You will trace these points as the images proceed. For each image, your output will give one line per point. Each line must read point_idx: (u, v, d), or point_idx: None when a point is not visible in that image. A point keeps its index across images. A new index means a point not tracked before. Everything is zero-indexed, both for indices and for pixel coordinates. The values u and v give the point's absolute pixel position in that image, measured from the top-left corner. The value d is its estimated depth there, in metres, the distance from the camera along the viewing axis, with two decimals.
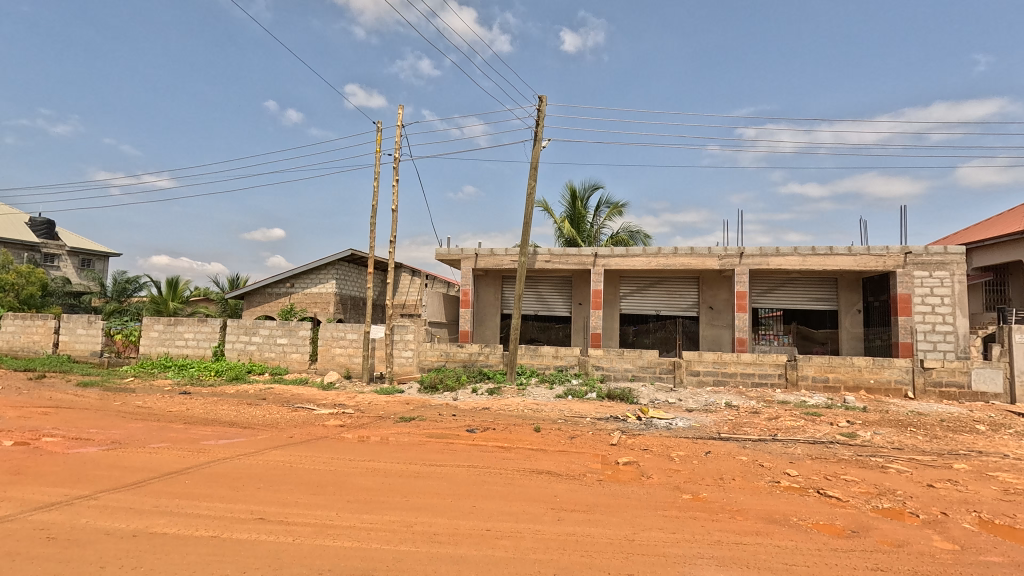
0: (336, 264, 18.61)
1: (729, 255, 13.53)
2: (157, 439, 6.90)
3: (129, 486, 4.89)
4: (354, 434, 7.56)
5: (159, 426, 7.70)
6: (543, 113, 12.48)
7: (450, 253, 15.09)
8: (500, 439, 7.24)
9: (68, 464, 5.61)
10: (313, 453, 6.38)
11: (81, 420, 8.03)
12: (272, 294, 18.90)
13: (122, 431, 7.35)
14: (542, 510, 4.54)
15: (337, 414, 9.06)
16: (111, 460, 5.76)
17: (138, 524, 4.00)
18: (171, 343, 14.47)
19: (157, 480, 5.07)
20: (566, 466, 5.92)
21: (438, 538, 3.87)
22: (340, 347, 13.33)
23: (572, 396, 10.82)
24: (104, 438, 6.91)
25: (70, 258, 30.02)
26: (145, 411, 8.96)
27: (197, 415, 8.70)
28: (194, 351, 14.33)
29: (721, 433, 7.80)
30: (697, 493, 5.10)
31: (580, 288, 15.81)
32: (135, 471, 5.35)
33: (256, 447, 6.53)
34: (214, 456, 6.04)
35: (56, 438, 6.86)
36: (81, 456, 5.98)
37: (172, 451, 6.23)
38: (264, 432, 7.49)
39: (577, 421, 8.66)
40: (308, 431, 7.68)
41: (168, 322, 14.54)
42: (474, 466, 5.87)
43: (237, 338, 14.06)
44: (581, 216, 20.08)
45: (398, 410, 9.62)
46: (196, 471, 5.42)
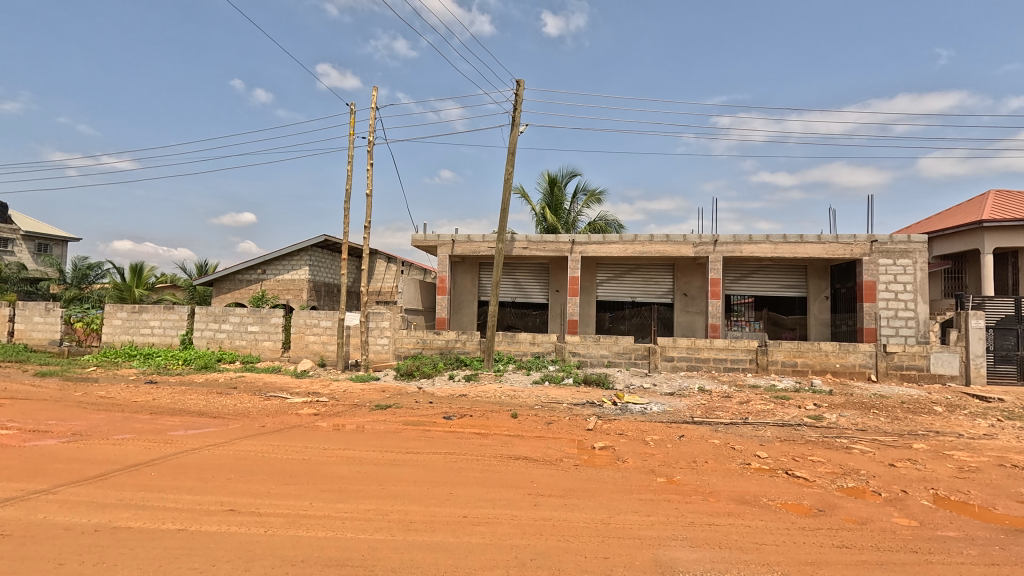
0: (309, 251, 18.19)
1: (704, 243, 13.73)
2: (121, 430, 6.67)
3: (91, 479, 4.70)
4: (329, 422, 7.46)
5: (123, 417, 7.45)
6: (520, 97, 12.34)
7: (426, 239, 14.87)
8: (478, 425, 7.22)
9: (24, 457, 5.37)
10: (286, 442, 6.28)
11: (39, 411, 7.70)
12: (242, 281, 18.38)
13: (84, 421, 7.10)
14: (519, 495, 4.56)
15: (311, 402, 8.90)
16: (72, 453, 5.53)
17: (101, 518, 3.85)
18: (136, 331, 13.99)
19: (121, 473, 4.90)
20: (543, 452, 5.95)
21: (414, 526, 3.84)
22: (314, 334, 13.10)
23: (549, 382, 10.92)
24: (65, 429, 6.65)
25: (25, 242, 28.69)
26: (108, 401, 8.66)
27: (164, 405, 8.45)
28: (161, 339, 13.88)
29: (694, 417, 7.97)
30: (671, 475, 5.20)
31: (557, 275, 15.88)
32: (98, 463, 5.16)
33: (227, 437, 6.38)
34: (182, 447, 5.87)
35: (10, 430, 6.56)
36: (40, 448, 5.74)
37: (138, 442, 6.04)
38: (235, 422, 7.32)
39: (554, 406, 8.73)
40: (280, 420, 7.53)
41: (132, 309, 14.02)
42: (451, 453, 5.85)
43: (206, 326, 13.67)
44: (559, 203, 20.10)
45: (374, 397, 9.51)
46: (162, 463, 5.27)
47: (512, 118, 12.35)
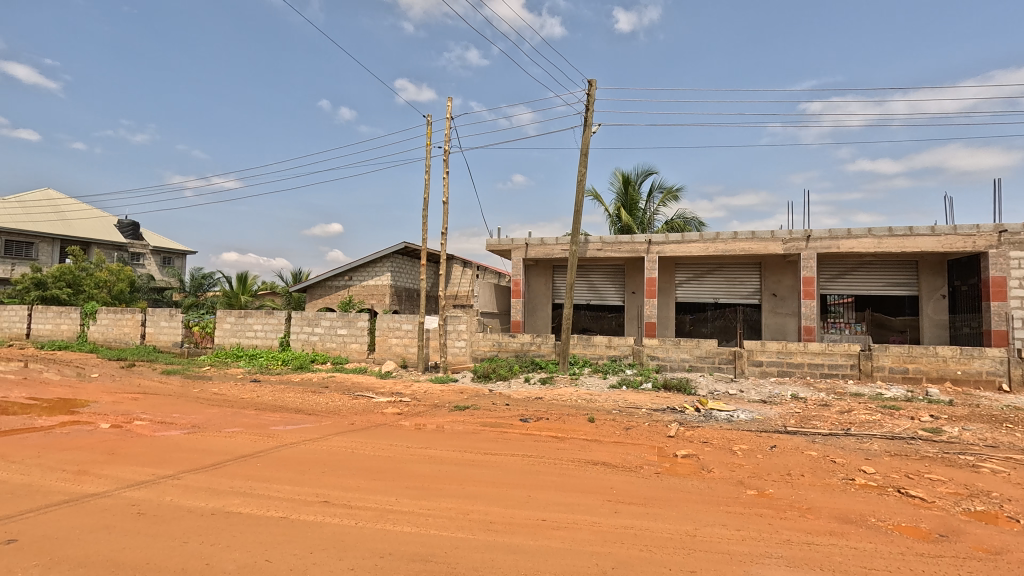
0: (390, 258, 19.12)
1: (794, 239, 12.76)
2: (231, 424, 7.38)
3: (208, 467, 5.24)
4: (411, 422, 7.77)
5: (233, 412, 8.24)
6: (593, 97, 12.19)
7: (500, 244, 15.10)
8: (554, 429, 7.20)
9: (155, 445, 6.10)
10: (373, 439, 6.62)
11: (165, 405, 8.72)
12: (332, 287, 19.69)
13: (201, 415, 7.95)
14: (597, 501, 4.48)
15: (395, 402, 9.33)
16: (192, 443, 6.20)
17: (216, 503, 4.28)
18: (242, 334, 15.42)
19: (232, 463, 5.41)
20: (622, 458, 5.80)
21: (493, 527, 3.89)
22: (396, 337, 13.74)
23: (626, 387, 10.63)
24: (186, 421, 7.47)
25: (153, 256, 32.73)
26: (221, 397, 9.63)
27: (267, 402, 9.26)
28: (263, 341, 15.20)
29: (787, 426, 7.41)
30: (762, 488, 4.85)
31: (633, 276, 15.47)
32: (213, 453, 5.74)
33: (320, 433, 6.86)
34: (282, 441, 6.38)
35: (144, 421, 7.49)
36: (167, 438, 6.49)
37: (246, 435, 6.65)
38: (327, 419, 7.85)
39: (632, 412, 8.50)
40: (367, 418, 7.96)
41: (239, 314, 15.47)
42: (529, 456, 5.87)
43: (301, 329, 14.78)
44: (634, 202, 19.60)
45: (453, 398, 9.78)
46: (266, 455, 5.75)
47: (585, 119, 12.23)
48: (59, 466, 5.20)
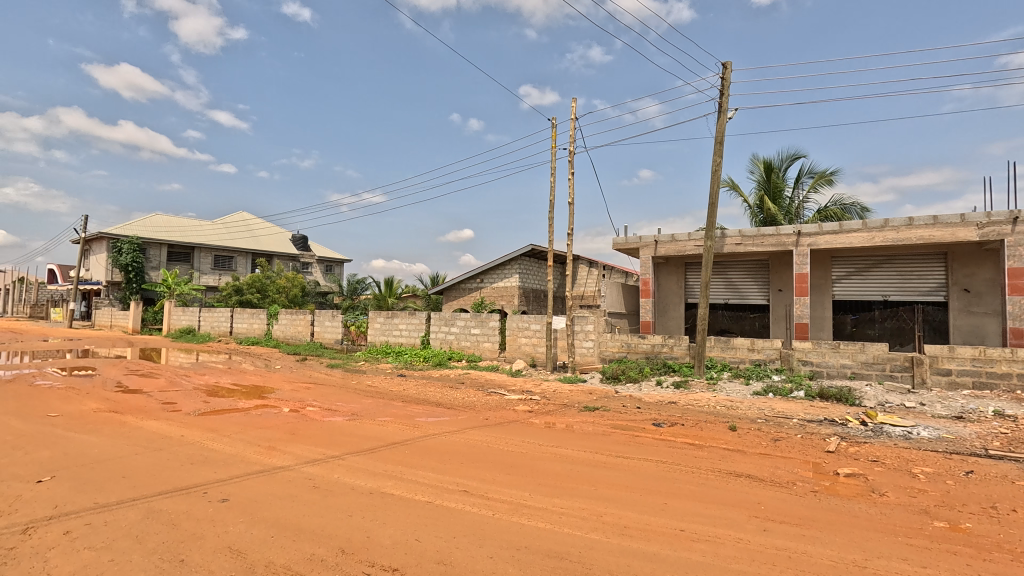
0: (518, 260, 19.72)
1: (995, 222, 10.50)
2: (383, 413, 8.22)
3: (366, 451, 5.90)
4: (542, 420, 7.93)
5: (384, 403, 9.18)
6: (729, 80, 11.31)
7: (627, 242, 14.72)
8: (690, 435, 6.82)
9: (324, 429, 7.04)
10: (507, 435, 6.88)
11: (331, 394, 10.02)
12: (465, 289, 20.89)
13: (359, 404, 8.99)
14: (742, 516, 4.14)
15: (526, 400, 9.60)
16: (353, 429, 7.04)
17: (374, 483, 4.81)
18: (390, 333, 17.08)
19: (385, 448, 6.03)
20: (771, 472, 5.29)
21: (628, 532, 3.81)
22: (525, 337, 14.13)
23: (773, 394, 9.65)
24: (348, 409, 8.51)
25: (318, 264, 37.82)
26: (374, 389, 10.78)
27: (412, 394, 10.14)
28: (407, 340, 16.68)
29: (988, 449, 6.12)
30: (954, 521, 4.07)
31: (780, 272, 14.00)
32: (370, 439, 6.45)
33: (459, 426, 7.32)
34: (426, 431, 6.94)
35: (315, 407, 8.69)
36: (333, 423, 7.45)
37: (396, 424, 7.36)
38: (464, 413, 8.35)
39: (781, 421, 7.70)
40: (500, 414, 8.30)
41: (387, 315, 17.17)
42: (664, 462, 5.64)
43: (439, 328, 15.93)
44: (779, 190, 17.75)
45: (582, 399, 9.77)
46: (413, 443, 6.31)
47: (719, 104, 11.40)
48: (255, 441, 6.25)
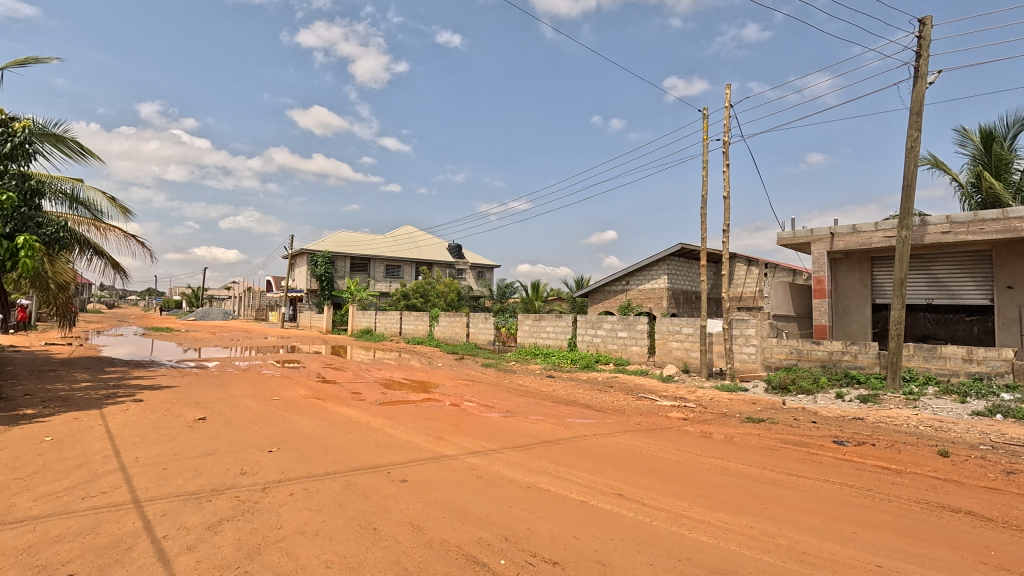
0: (667, 260, 18.87)
1: None
2: (535, 412, 8.52)
3: (522, 447, 6.19)
4: (698, 428, 7.49)
5: (536, 402, 9.51)
6: (928, 37, 9.48)
7: (795, 236, 13.16)
8: (884, 458, 5.84)
9: (483, 423, 7.55)
10: (660, 442, 6.64)
11: (487, 392, 10.69)
12: (610, 291, 20.56)
13: (512, 403, 9.46)
14: (960, 559, 3.45)
15: (679, 407, 9.14)
16: (508, 425, 7.43)
17: (531, 479, 5.03)
18: (538, 335, 17.61)
19: (540, 446, 6.25)
20: (1002, 511, 4.29)
21: (807, 558, 3.43)
22: (677, 341, 13.46)
23: (1003, 416, 7.79)
24: (502, 407, 9.01)
25: (471, 270, 40.66)
26: (526, 388, 11.23)
27: (561, 396, 10.34)
28: (554, 342, 17.04)
29: None
30: None
31: (1009, 265, 11.27)
32: (525, 436, 6.75)
33: (610, 430, 7.27)
34: (577, 432, 7.03)
35: (474, 403, 9.35)
36: (491, 419, 7.96)
37: (548, 424, 7.58)
38: (615, 417, 8.25)
39: (1015, 450, 6.19)
40: (652, 420, 8.03)
41: (535, 318, 17.74)
42: (849, 485, 4.94)
43: (586, 331, 16.00)
44: (1004, 163, 14.32)
45: (744, 409, 8.99)
46: (565, 443, 6.44)
47: (916, 68, 9.61)
48: (426, 430, 6.97)
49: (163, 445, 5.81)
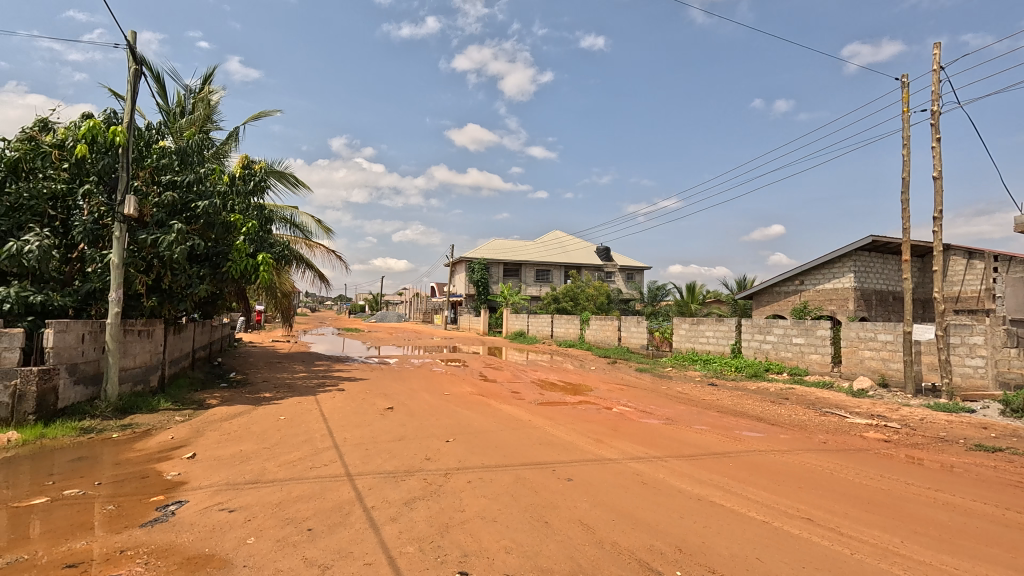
0: (854, 255, 16.31)
1: None
2: (699, 422, 8.05)
3: (688, 457, 5.91)
4: (905, 453, 6.34)
5: (699, 411, 8.98)
6: None
7: None
8: None
9: (644, 429, 7.38)
10: (856, 464, 5.78)
11: (644, 397, 10.41)
12: (780, 292, 18.39)
13: (672, 410, 9.06)
14: None
15: (877, 426, 7.84)
16: (671, 433, 7.15)
17: (702, 491, 4.77)
18: (696, 340, 16.58)
19: (708, 458, 5.90)
20: None
21: None
22: (870, 349, 11.56)
23: None
24: (662, 414, 8.69)
25: (620, 273, 40.01)
26: (686, 396, 10.66)
27: (727, 405, 9.61)
28: (715, 347, 15.88)
29: None
30: None
31: None
32: (690, 446, 6.43)
33: (790, 446, 6.54)
34: (750, 446, 6.48)
35: (631, 408, 9.18)
36: (651, 425, 7.74)
37: (715, 435, 7.11)
38: (794, 432, 7.40)
39: None
40: (842, 439, 7.02)
41: (693, 321, 16.74)
42: None
43: (753, 336, 14.65)
44: None
45: (970, 434, 7.35)
46: (737, 457, 5.98)
47: None
48: (586, 432, 7.05)
49: (363, 429, 6.81)
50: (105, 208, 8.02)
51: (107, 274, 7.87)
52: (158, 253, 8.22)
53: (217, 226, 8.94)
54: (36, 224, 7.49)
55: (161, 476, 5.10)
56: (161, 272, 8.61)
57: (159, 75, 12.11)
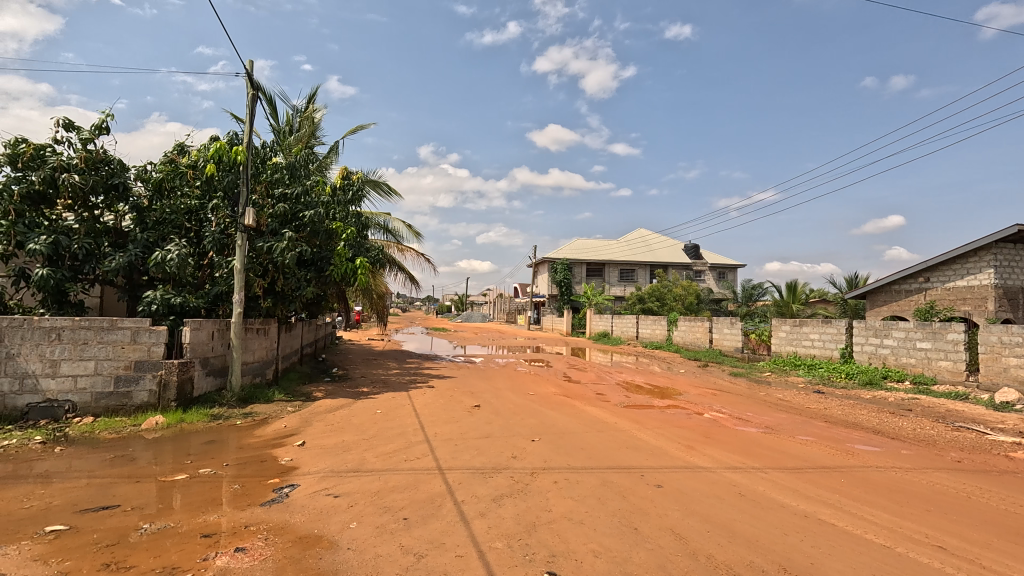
0: (995, 248, 14.17)
1: None
2: (804, 432, 7.42)
3: (791, 469, 5.47)
4: None
5: (803, 420, 8.28)
6: None
7: None
8: None
9: (739, 437, 6.94)
10: (999, 488, 5.02)
11: (739, 404, 9.79)
12: (900, 291, 16.43)
13: (771, 418, 8.44)
14: None
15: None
16: (771, 443, 6.66)
17: (808, 507, 4.40)
18: (799, 343, 15.30)
19: (814, 471, 5.42)
20: None
21: None
22: (1017, 356, 9.97)
23: None
24: (761, 422, 8.12)
25: (711, 272, 38.00)
26: (787, 404, 9.88)
27: (836, 415, 8.76)
28: (821, 351, 14.56)
29: None
30: None
31: None
32: (793, 457, 5.95)
33: (913, 464, 5.83)
34: (865, 461, 5.86)
35: (725, 415, 8.68)
36: (748, 433, 7.27)
37: (823, 447, 6.52)
38: (919, 448, 6.58)
39: None
40: (981, 459, 6.13)
41: (794, 323, 15.47)
42: None
43: (867, 340, 13.25)
44: None
45: None
46: (849, 472, 5.44)
47: None
48: (675, 438, 6.78)
49: (452, 425, 7.07)
50: (229, 220, 9.03)
51: (232, 278, 8.86)
52: (272, 259, 9.12)
53: (321, 233, 9.70)
54: (176, 236, 8.62)
55: (277, 461, 5.64)
56: (275, 276, 9.54)
57: (272, 97, 13.42)
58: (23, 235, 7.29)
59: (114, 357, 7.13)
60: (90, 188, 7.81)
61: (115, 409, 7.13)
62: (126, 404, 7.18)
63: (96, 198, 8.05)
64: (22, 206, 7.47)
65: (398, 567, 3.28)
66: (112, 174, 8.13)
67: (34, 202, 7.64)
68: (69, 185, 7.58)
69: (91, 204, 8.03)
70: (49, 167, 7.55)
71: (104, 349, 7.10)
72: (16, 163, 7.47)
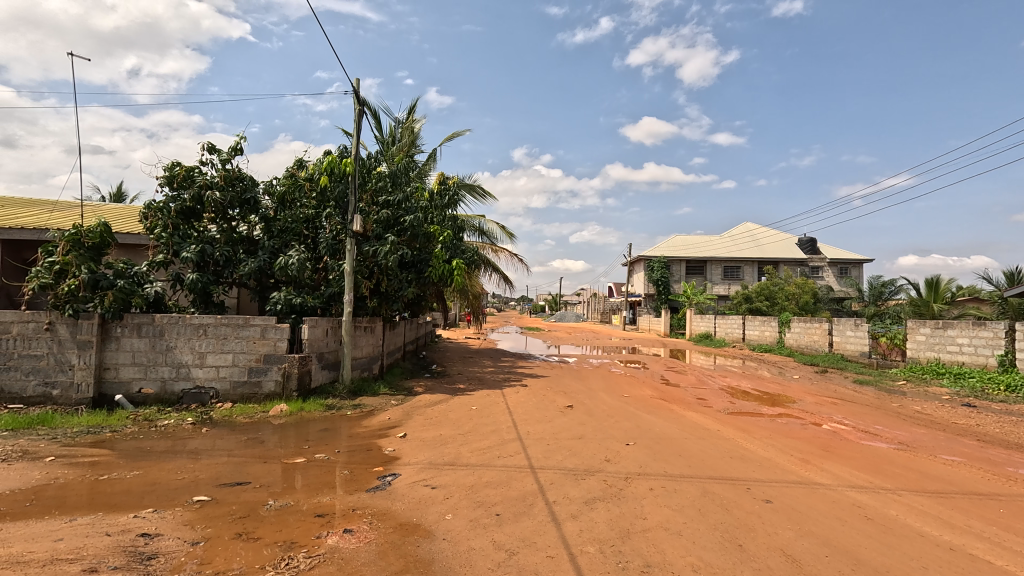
0: None
1: None
2: (949, 451, 6.42)
3: (933, 493, 4.73)
4: None
5: (948, 438, 7.16)
6: None
7: None
8: None
9: (866, 453, 6.18)
10: None
11: (866, 415, 8.73)
12: None
13: (907, 433, 7.40)
14: None
15: None
16: (906, 461, 5.85)
17: (954, 539, 3.79)
18: (942, 348, 13.28)
19: (963, 497, 4.65)
20: None
21: None
22: None
23: None
24: (893, 437, 7.17)
25: (831, 268, 34.35)
26: (926, 417, 8.61)
27: (994, 434, 7.46)
28: (972, 358, 12.54)
29: None
30: None
31: None
32: (936, 480, 5.14)
33: None
34: None
35: (848, 427, 7.77)
36: (877, 449, 6.44)
37: (974, 469, 5.59)
38: None
39: None
40: None
41: (936, 325, 13.48)
42: None
43: None
44: None
45: None
46: (1010, 501, 4.59)
47: None
48: (788, 449, 6.19)
49: (545, 425, 7.08)
50: (340, 226, 9.79)
51: (343, 280, 9.62)
52: (377, 261, 9.78)
53: (420, 236, 10.17)
54: (295, 242, 9.55)
55: (381, 450, 6.03)
56: (379, 278, 10.21)
57: (376, 111, 14.41)
58: (178, 245, 8.52)
59: (247, 350, 8.07)
60: (228, 202, 8.97)
61: (248, 396, 8.07)
62: (257, 393, 8.09)
63: (233, 211, 9.21)
64: (177, 221, 8.73)
65: (490, 562, 3.33)
66: (245, 189, 9.26)
67: (186, 217, 8.89)
68: (212, 201, 8.81)
69: (229, 216, 9.18)
70: (198, 185, 8.80)
71: (240, 343, 8.06)
72: (173, 184, 8.77)
